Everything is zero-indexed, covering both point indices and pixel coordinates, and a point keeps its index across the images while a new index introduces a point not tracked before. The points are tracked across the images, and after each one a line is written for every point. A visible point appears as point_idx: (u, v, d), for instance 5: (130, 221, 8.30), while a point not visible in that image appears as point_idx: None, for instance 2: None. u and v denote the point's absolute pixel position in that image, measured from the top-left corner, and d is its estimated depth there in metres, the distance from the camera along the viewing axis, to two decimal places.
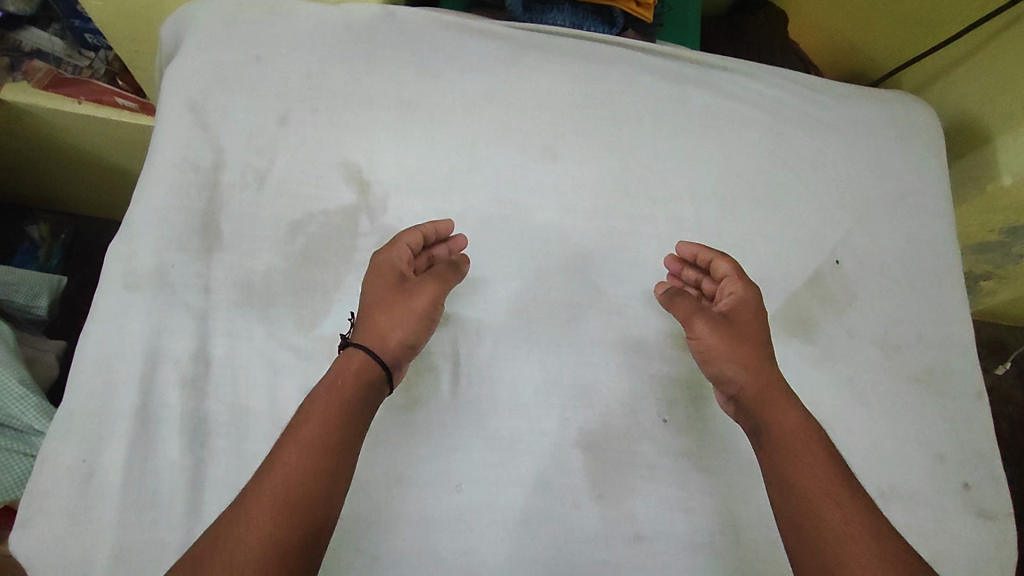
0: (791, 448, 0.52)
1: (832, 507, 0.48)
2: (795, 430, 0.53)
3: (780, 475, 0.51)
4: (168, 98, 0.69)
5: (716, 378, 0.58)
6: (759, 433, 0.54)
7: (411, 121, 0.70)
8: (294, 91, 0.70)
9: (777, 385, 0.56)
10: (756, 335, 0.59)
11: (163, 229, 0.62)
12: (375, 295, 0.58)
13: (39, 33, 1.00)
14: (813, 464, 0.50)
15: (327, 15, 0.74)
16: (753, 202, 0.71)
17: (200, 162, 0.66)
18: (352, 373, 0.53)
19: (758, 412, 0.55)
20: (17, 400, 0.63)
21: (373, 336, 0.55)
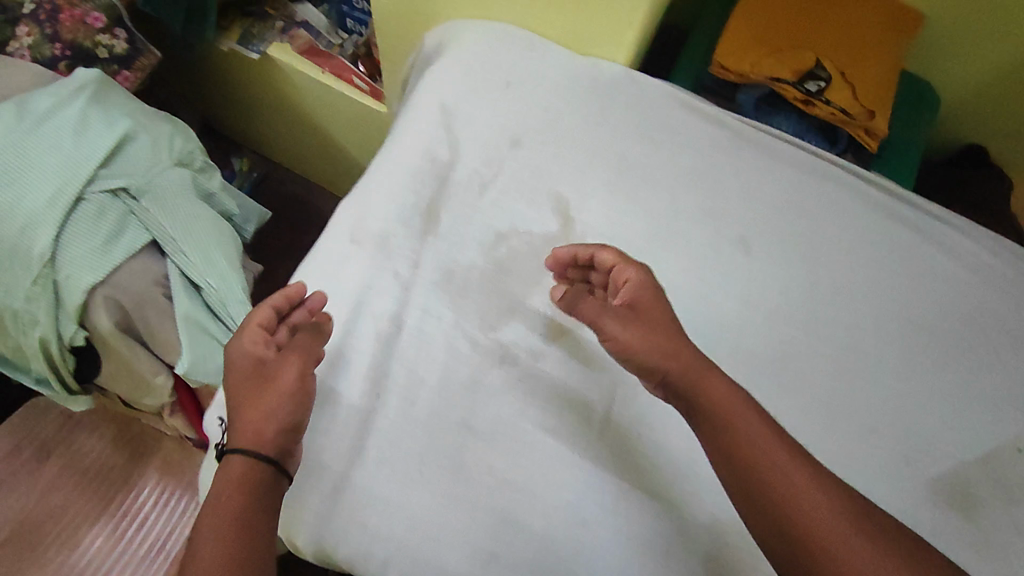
0: (721, 417, 0.51)
1: (784, 471, 0.48)
2: (723, 399, 0.52)
3: (725, 452, 0.50)
4: (424, 94, 0.77)
5: (643, 367, 0.56)
6: (692, 413, 0.53)
7: (626, 177, 0.75)
8: (531, 118, 0.76)
9: (729, 386, 0.53)
10: (661, 316, 0.58)
11: (393, 203, 0.71)
12: (241, 383, 0.56)
13: (312, 9, 1.25)
14: (746, 429, 0.50)
15: (578, 60, 0.79)
16: (940, 357, 0.69)
17: (436, 155, 0.74)
18: (234, 481, 0.50)
19: (717, 430, 0.51)
20: (235, 302, 0.71)
21: (248, 435, 0.53)
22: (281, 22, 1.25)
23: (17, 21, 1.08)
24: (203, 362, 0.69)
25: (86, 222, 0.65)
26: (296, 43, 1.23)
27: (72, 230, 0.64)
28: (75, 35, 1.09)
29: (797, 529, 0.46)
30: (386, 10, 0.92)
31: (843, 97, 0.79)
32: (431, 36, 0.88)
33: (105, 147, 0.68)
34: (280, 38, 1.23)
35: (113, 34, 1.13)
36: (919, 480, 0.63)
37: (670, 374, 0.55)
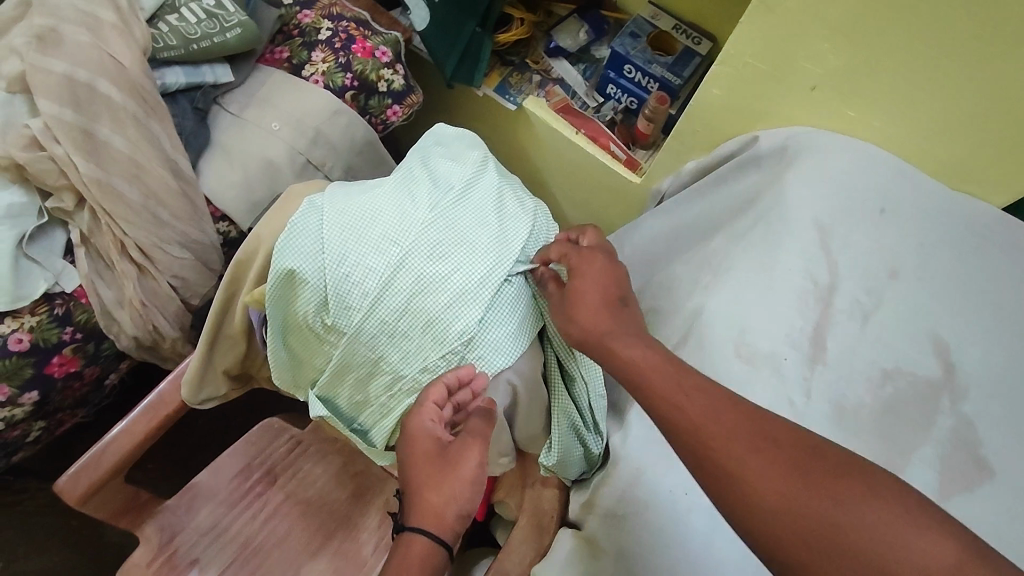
0: (651, 378, 0.53)
1: (724, 431, 0.48)
2: (639, 358, 0.55)
3: (658, 410, 0.52)
4: (797, 209, 0.77)
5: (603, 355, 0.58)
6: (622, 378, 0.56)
7: (1010, 328, 0.72)
8: (907, 250, 0.74)
9: (657, 360, 0.55)
10: (597, 304, 0.60)
11: (780, 324, 0.70)
12: (423, 469, 0.59)
13: (571, 69, 1.26)
14: (703, 399, 0.50)
15: (953, 199, 0.77)
16: None
17: (818, 278, 0.72)
18: (419, 566, 0.55)
19: (629, 378, 0.55)
20: (594, 402, 0.71)
21: (428, 513, 0.57)
22: (539, 77, 1.26)
23: (313, 46, 1.10)
24: (561, 456, 0.70)
25: (503, 308, 0.64)
26: (552, 99, 1.24)
27: (492, 316, 0.63)
28: (364, 66, 1.09)
29: (746, 493, 0.45)
30: (718, 105, 0.93)
31: None
32: (770, 136, 0.87)
33: (521, 231, 0.66)
34: (538, 93, 1.25)
35: (395, 69, 1.12)
36: None
37: (643, 382, 0.54)
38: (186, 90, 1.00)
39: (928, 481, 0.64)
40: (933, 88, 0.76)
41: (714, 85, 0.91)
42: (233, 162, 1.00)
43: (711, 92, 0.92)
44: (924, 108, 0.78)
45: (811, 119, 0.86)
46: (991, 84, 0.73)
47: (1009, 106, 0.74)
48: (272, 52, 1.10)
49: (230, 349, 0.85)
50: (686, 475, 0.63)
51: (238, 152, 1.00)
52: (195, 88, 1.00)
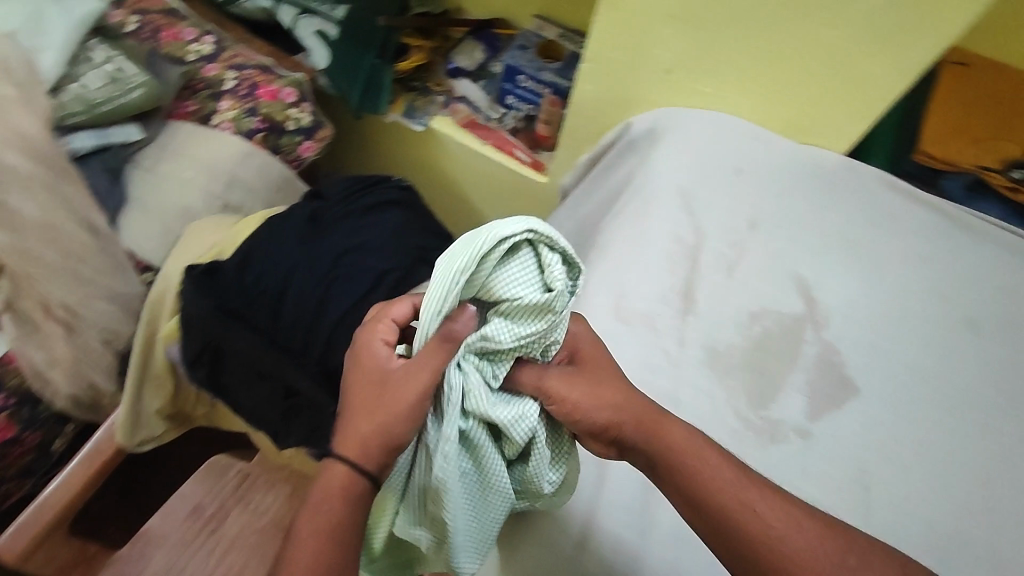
0: (676, 455, 0.54)
1: (738, 497, 0.52)
2: (681, 439, 0.54)
3: (682, 481, 0.53)
4: (662, 181, 0.84)
5: (597, 430, 0.54)
6: (652, 463, 0.55)
7: (858, 259, 0.80)
8: (763, 205, 0.83)
9: (651, 409, 0.56)
10: (607, 371, 0.57)
11: (652, 283, 0.76)
12: (353, 394, 0.55)
13: (471, 86, 1.34)
14: (718, 466, 0.53)
15: (797, 151, 0.87)
16: None
17: (684, 239, 0.80)
18: (335, 488, 0.53)
19: (643, 441, 0.54)
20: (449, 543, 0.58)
21: (355, 443, 0.53)
22: (442, 98, 1.35)
23: (220, 97, 1.16)
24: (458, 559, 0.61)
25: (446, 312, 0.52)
26: (457, 116, 1.33)
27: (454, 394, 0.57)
28: (270, 109, 1.16)
29: (755, 548, 0.50)
30: (593, 99, 1.02)
31: None
32: (642, 121, 0.96)
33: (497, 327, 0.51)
34: (442, 112, 1.34)
35: (301, 107, 1.19)
36: None
37: (627, 434, 0.55)
38: (98, 153, 1.05)
39: (797, 402, 0.71)
40: (771, 61, 0.84)
41: (586, 82, 1.00)
42: (150, 214, 1.04)
43: (582, 88, 1.01)
44: (770, 80, 0.86)
45: (675, 100, 0.95)
46: (818, 50, 0.81)
47: (833, 70, 0.82)
48: (179, 107, 1.16)
49: (158, 391, 0.86)
50: None
51: (154, 203, 1.05)
52: (105, 149, 1.05)
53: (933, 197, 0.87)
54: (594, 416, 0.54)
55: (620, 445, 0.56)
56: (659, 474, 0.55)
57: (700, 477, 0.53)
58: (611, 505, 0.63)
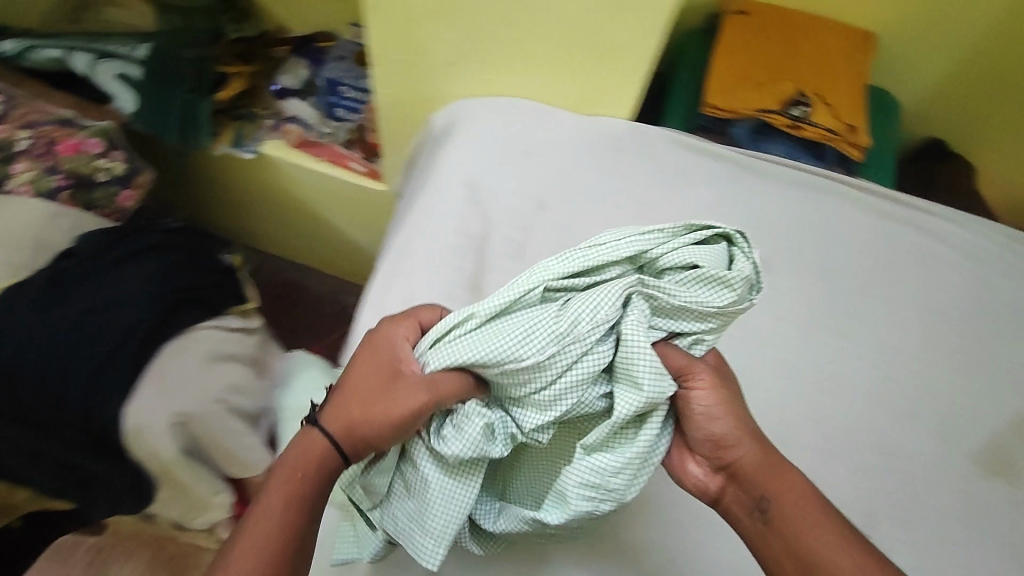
0: (804, 518, 0.54)
1: (832, 558, 0.52)
2: (799, 496, 0.55)
3: (788, 526, 0.54)
4: (449, 176, 0.83)
5: (716, 445, 0.57)
6: (761, 507, 0.56)
7: (648, 222, 0.81)
8: (552, 184, 0.83)
9: (777, 462, 0.57)
10: (744, 408, 0.58)
11: (439, 281, 0.75)
12: (372, 386, 0.56)
13: (299, 104, 1.29)
14: (824, 531, 0.53)
15: (582, 124, 0.88)
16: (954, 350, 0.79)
17: (472, 230, 0.79)
18: (303, 459, 0.56)
19: (758, 485, 0.56)
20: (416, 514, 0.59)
21: (340, 417, 0.56)
22: (271, 121, 1.31)
23: (14, 160, 1.09)
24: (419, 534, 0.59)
25: (505, 286, 0.53)
26: (289, 138, 1.29)
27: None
28: (74, 164, 1.11)
29: None
30: (393, 99, 1.00)
31: (827, 116, 0.89)
32: (439, 117, 0.95)
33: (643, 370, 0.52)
34: (273, 136, 1.30)
35: (111, 157, 1.14)
36: (966, 455, 0.73)
37: (743, 460, 0.57)
38: None
39: None
40: (538, 41, 0.83)
41: (381, 86, 0.98)
42: None
43: (381, 92, 0.99)
44: (540, 57, 0.85)
45: (464, 90, 0.94)
46: (573, 21, 0.79)
47: (602, 48, 0.81)
48: None
49: None
50: None
51: None
52: None
53: (723, 146, 0.88)
54: (705, 430, 0.56)
55: (732, 472, 0.57)
56: (765, 514, 0.55)
57: (802, 540, 0.53)
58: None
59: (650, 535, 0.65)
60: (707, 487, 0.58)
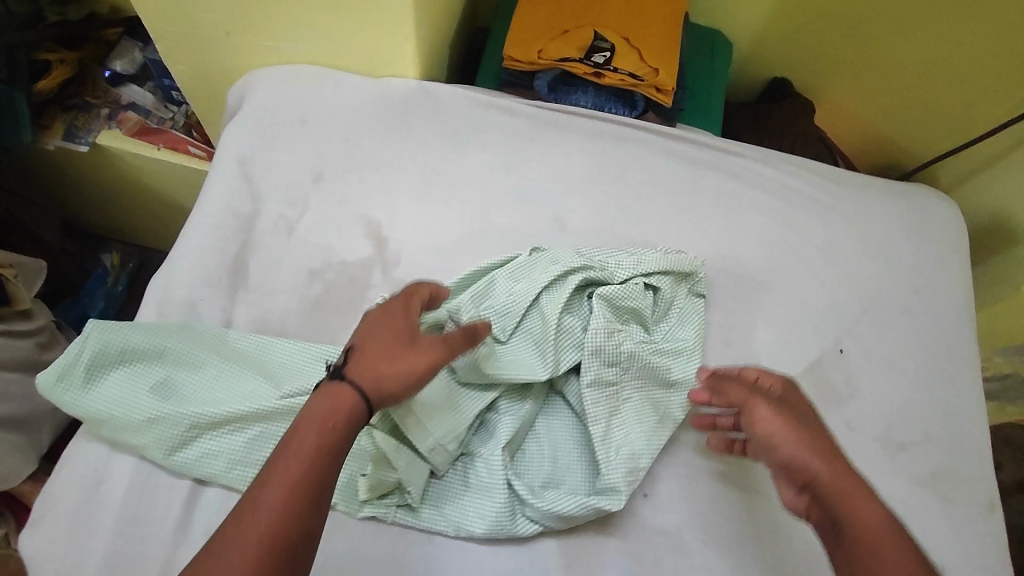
0: (858, 536, 0.48)
1: None
2: (876, 523, 0.48)
3: (848, 555, 0.48)
4: (222, 153, 0.77)
5: (789, 468, 0.53)
6: (837, 528, 0.49)
7: (433, 187, 0.77)
8: (330, 154, 0.77)
9: (848, 478, 0.51)
10: (810, 429, 0.55)
11: (199, 267, 0.71)
12: (386, 340, 0.56)
13: (136, 89, 1.21)
14: (891, 554, 0.47)
15: (367, 88, 0.81)
16: (756, 298, 0.76)
17: (240, 210, 0.74)
18: (333, 405, 0.51)
19: (835, 505, 0.50)
20: (235, 457, 0.61)
21: (370, 371, 0.53)
22: (106, 109, 1.22)
23: None
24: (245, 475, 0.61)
25: (534, 262, 0.70)
26: (125, 126, 1.21)
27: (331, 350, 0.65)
28: None
29: None
30: (189, 76, 0.90)
31: (630, 61, 0.83)
32: (233, 90, 0.85)
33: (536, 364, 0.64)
34: (109, 126, 1.21)
35: None
36: None
37: (821, 479, 0.51)
38: None
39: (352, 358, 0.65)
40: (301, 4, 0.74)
41: (174, 65, 0.88)
42: None
43: (173, 69, 0.89)
44: (312, 19, 0.76)
45: (253, 61, 0.85)
46: None
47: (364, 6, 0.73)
48: None
49: None
50: (93, 458, 0.62)
51: None
52: None
53: (521, 100, 0.83)
54: (784, 452, 0.53)
55: (812, 495, 0.51)
56: (841, 539, 0.49)
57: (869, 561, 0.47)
58: (155, 520, 0.59)
59: (417, 516, 0.62)
60: (795, 509, 0.53)
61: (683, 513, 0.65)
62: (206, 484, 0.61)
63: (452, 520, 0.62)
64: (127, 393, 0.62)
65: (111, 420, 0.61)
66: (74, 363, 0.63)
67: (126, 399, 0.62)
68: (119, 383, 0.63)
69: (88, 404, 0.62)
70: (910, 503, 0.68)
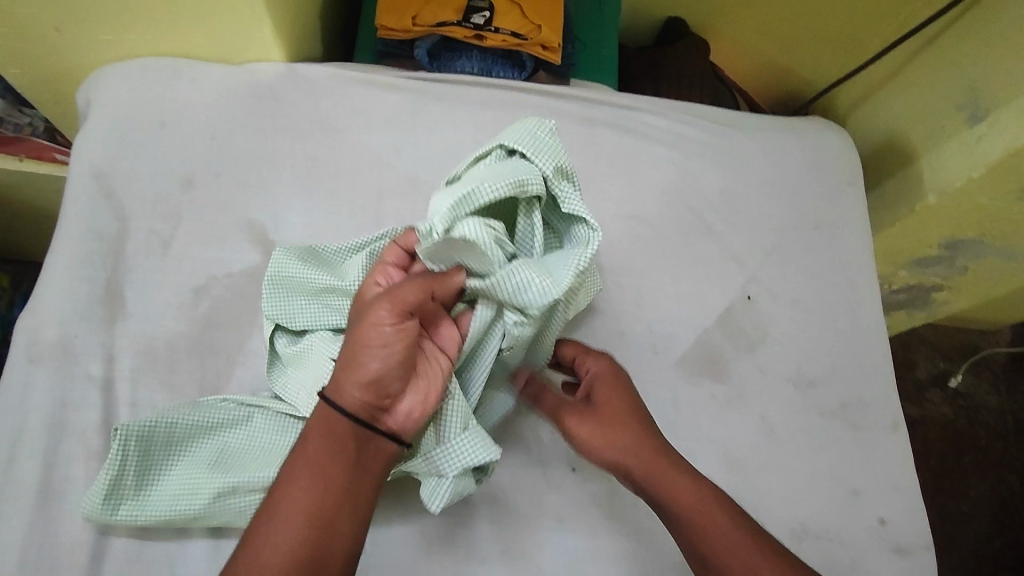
0: (693, 522, 0.55)
1: (732, 554, 0.53)
2: (694, 502, 0.55)
3: (692, 540, 0.55)
4: (74, 168, 0.69)
5: (610, 464, 0.59)
6: (666, 512, 0.56)
7: (319, 179, 0.72)
8: (199, 156, 0.71)
9: (655, 462, 0.57)
10: (619, 395, 0.61)
11: (67, 301, 0.64)
12: (338, 340, 0.53)
13: None
14: (726, 534, 0.54)
15: (230, 74, 0.74)
16: (665, 255, 0.76)
17: (105, 231, 0.67)
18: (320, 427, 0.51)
19: (657, 486, 0.56)
20: None
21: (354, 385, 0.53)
22: None
23: None
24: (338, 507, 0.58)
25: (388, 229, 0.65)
26: None
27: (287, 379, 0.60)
28: None
29: None
30: (25, 80, 0.79)
31: (511, 20, 0.80)
32: (79, 92, 0.76)
33: None
34: None
35: None
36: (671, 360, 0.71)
37: (636, 474, 0.57)
38: None
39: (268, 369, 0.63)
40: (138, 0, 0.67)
41: (5, 67, 0.76)
42: None
43: (4, 73, 0.77)
44: (155, 9, 0.69)
45: (99, 56, 0.76)
46: None
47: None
48: None
49: None
50: None
51: None
52: None
53: (401, 73, 0.79)
54: (606, 436, 0.59)
55: (642, 484, 0.58)
56: (669, 517, 0.56)
57: (712, 542, 0.54)
58: None
59: None
60: (630, 492, 0.60)
61: (617, 478, 0.66)
62: (110, 534, 0.57)
63: (386, 525, 0.61)
64: (191, 480, 0.56)
65: (184, 514, 0.55)
66: (119, 473, 0.56)
67: (194, 487, 0.56)
68: (180, 473, 0.57)
69: (151, 509, 0.56)
70: (827, 434, 0.71)
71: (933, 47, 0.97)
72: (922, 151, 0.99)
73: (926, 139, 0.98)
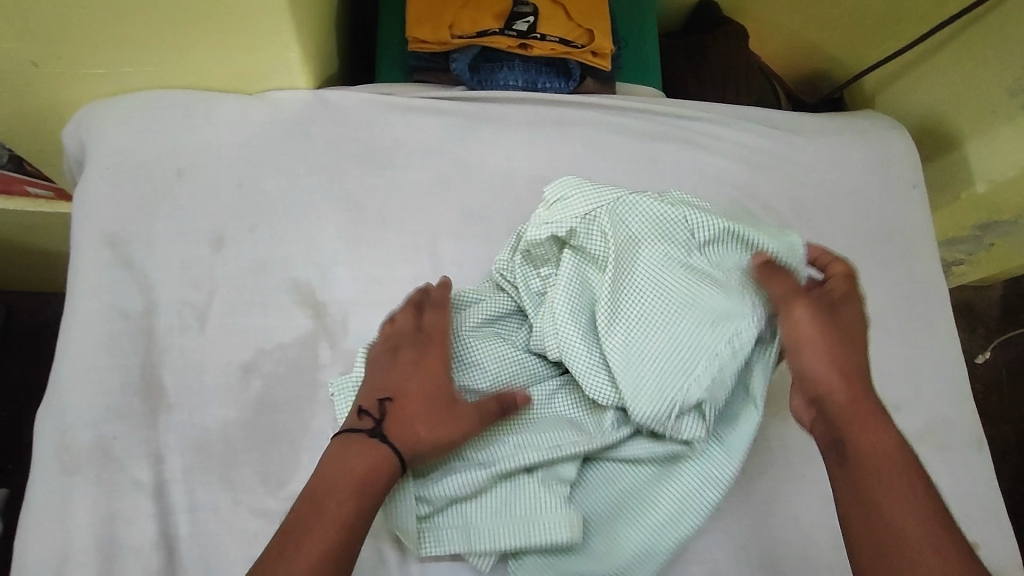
0: (872, 461, 0.47)
1: (893, 494, 0.46)
2: (888, 449, 0.48)
3: (854, 474, 0.47)
4: (82, 234, 0.59)
5: (808, 381, 0.51)
6: (841, 444, 0.49)
7: (365, 224, 0.64)
8: (227, 209, 0.62)
9: (860, 399, 0.50)
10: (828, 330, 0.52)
11: (97, 397, 0.55)
12: (427, 396, 0.52)
13: None
14: (902, 482, 0.46)
15: (250, 108, 0.65)
16: None
17: (129, 307, 0.58)
18: (363, 459, 0.48)
19: (848, 422, 0.49)
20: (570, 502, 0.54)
21: (407, 435, 0.50)
22: None
23: None
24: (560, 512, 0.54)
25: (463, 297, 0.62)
26: None
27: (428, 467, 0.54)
28: None
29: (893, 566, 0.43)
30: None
31: (557, 24, 0.71)
32: (69, 135, 0.65)
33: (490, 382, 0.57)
34: None
35: None
36: None
37: (836, 397, 0.50)
38: None
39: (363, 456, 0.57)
40: (139, 34, 0.57)
41: None
42: None
43: None
44: (158, 41, 0.58)
45: (89, 92, 0.65)
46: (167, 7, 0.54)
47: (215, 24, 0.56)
48: None
49: None
50: None
51: None
52: None
53: (439, 93, 0.71)
54: (808, 364, 0.51)
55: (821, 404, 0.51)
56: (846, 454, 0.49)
57: (872, 482, 0.46)
58: None
59: None
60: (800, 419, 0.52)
61: None
62: None
63: None
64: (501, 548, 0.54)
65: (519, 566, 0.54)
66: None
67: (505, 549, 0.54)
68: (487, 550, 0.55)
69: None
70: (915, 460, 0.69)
71: (975, 29, 0.91)
72: (965, 138, 0.96)
73: (970, 125, 0.94)
